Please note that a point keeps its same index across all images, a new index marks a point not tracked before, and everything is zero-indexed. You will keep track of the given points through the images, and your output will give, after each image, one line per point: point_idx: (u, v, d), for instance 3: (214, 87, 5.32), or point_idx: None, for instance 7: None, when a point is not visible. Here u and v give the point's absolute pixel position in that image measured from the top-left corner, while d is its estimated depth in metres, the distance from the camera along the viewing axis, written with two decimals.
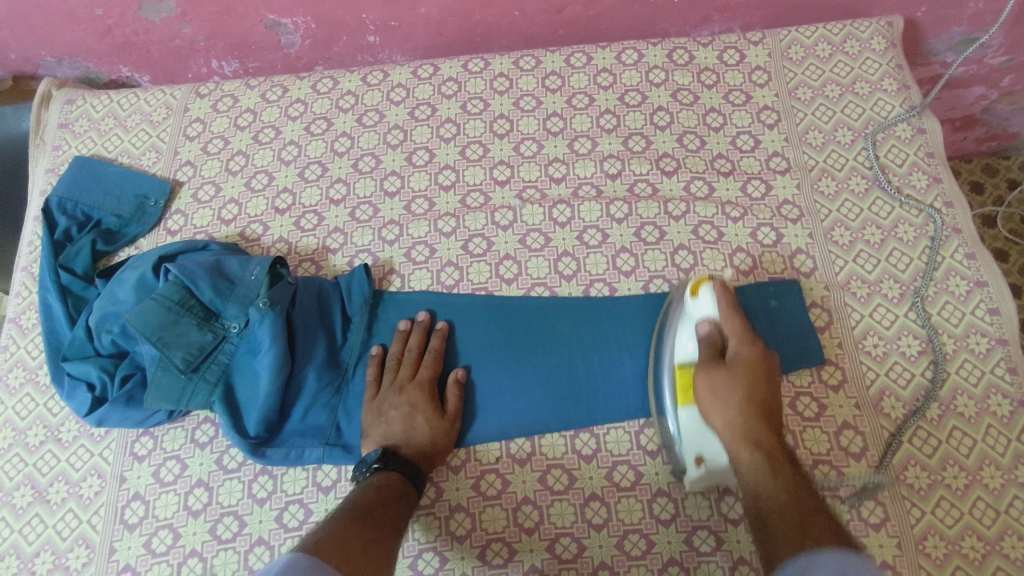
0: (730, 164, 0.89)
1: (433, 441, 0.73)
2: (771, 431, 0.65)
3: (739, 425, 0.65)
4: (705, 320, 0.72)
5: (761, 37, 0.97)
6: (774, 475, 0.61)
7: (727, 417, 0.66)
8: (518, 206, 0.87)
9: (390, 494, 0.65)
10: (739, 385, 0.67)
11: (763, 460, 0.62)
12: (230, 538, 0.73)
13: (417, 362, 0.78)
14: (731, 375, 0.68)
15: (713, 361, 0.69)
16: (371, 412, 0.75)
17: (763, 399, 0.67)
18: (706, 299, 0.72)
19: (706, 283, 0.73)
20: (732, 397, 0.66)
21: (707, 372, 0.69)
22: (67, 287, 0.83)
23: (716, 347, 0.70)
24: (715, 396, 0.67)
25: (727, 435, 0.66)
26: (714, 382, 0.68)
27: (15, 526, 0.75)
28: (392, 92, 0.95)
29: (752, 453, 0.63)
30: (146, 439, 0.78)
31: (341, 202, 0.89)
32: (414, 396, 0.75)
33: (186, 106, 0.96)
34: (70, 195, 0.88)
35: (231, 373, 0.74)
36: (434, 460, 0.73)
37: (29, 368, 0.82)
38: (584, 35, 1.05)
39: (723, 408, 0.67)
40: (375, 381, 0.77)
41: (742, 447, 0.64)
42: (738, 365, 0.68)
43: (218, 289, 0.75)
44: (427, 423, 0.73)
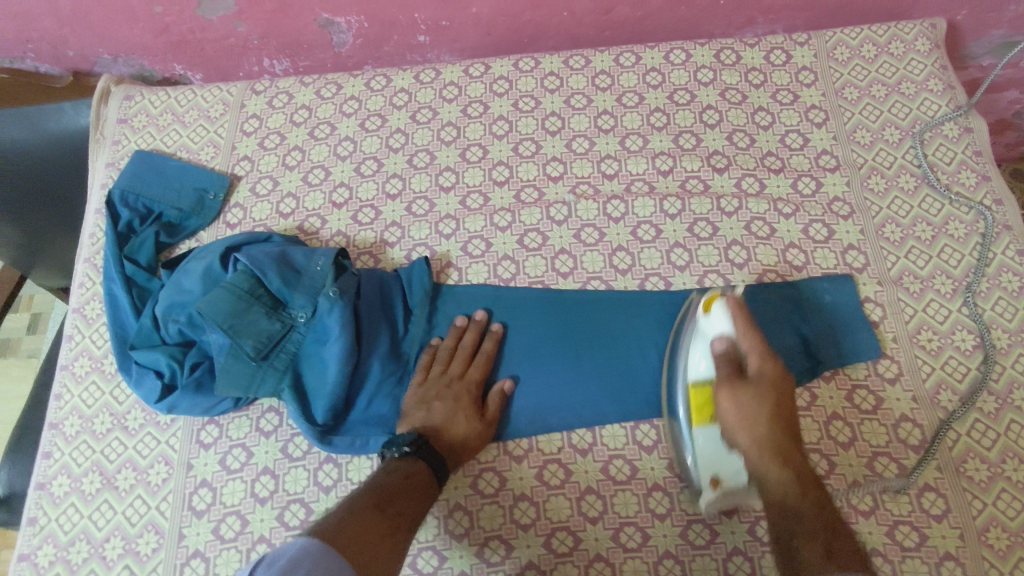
0: (780, 161, 0.90)
1: (468, 439, 0.74)
2: (794, 446, 0.67)
3: (764, 445, 0.66)
4: (720, 336, 0.71)
5: (806, 38, 0.98)
6: (803, 494, 0.63)
7: (750, 437, 0.67)
8: (573, 201, 0.89)
9: (416, 484, 0.66)
10: (762, 405, 0.68)
11: (791, 482, 0.64)
12: (297, 525, 0.74)
13: (468, 358, 0.78)
14: (753, 394, 0.68)
15: (733, 377, 0.70)
16: (414, 399, 0.76)
17: (786, 419, 0.68)
18: (719, 316, 0.72)
19: (718, 299, 0.73)
20: (757, 420, 0.67)
21: (730, 390, 0.69)
22: (132, 278, 0.84)
23: (733, 364, 0.71)
24: (741, 414, 0.68)
25: (749, 449, 0.67)
26: (736, 402, 0.68)
27: (84, 513, 0.76)
28: (444, 90, 0.97)
29: (779, 472, 0.64)
30: (211, 428, 0.79)
31: (397, 197, 0.91)
32: (460, 394, 0.76)
33: (243, 102, 0.98)
34: (132, 188, 0.90)
35: (298, 362, 0.75)
36: (463, 458, 0.74)
37: (94, 357, 0.84)
38: (629, 36, 1.06)
39: (745, 428, 0.68)
40: (425, 370, 0.78)
41: (766, 462, 0.66)
42: (760, 384, 0.69)
43: (285, 279, 0.76)
44: (467, 421, 0.74)
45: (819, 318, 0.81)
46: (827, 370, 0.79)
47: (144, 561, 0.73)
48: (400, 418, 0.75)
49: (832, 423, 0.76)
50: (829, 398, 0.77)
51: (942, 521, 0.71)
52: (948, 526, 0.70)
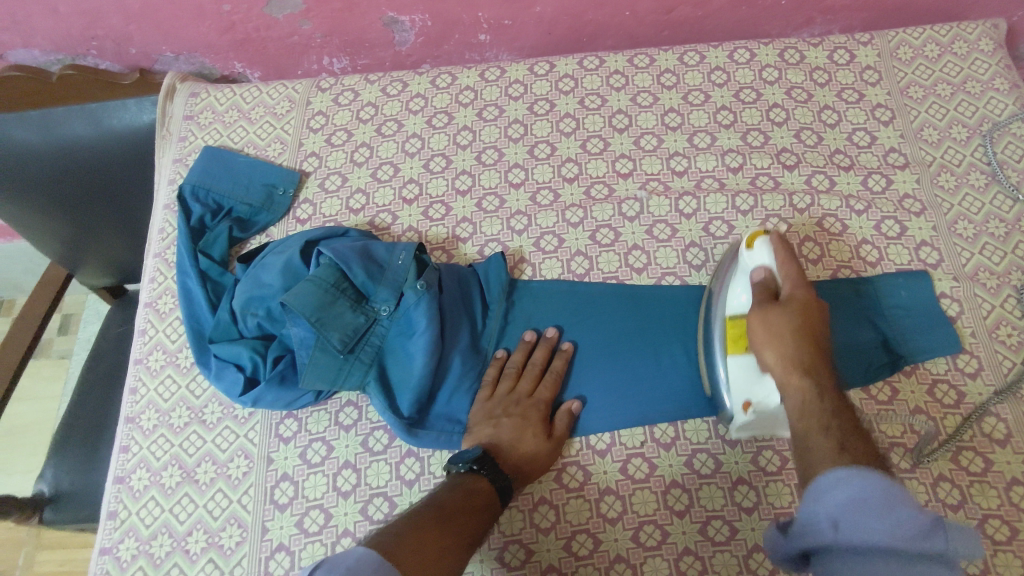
0: (849, 159, 0.91)
1: (535, 459, 0.72)
2: (823, 363, 0.66)
3: (790, 356, 0.65)
4: (761, 266, 0.73)
5: (869, 38, 1.00)
6: (822, 397, 0.62)
7: (776, 353, 0.66)
8: (644, 198, 0.89)
9: (480, 502, 0.64)
10: (792, 322, 0.67)
11: (811, 387, 0.63)
12: (382, 519, 0.73)
13: (536, 377, 0.77)
14: (783, 311, 0.68)
15: (767, 300, 0.70)
16: (481, 415, 0.75)
17: (817, 344, 0.67)
18: (761, 249, 0.73)
19: (761, 236, 0.75)
20: (786, 331, 0.67)
21: (760, 310, 0.69)
22: (206, 272, 0.84)
23: (771, 289, 0.71)
24: (770, 331, 0.67)
25: (773, 363, 0.67)
26: (766, 319, 0.68)
27: (166, 506, 0.76)
28: (510, 88, 0.98)
29: (800, 379, 0.64)
30: (290, 422, 0.78)
31: (467, 193, 0.91)
32: (528, 411, 0.74)
33: (309, 99, 0.99)
34: (203, 184, 0.90)
35: (382, 355, 0.76)
36: (530, 478, 0.72)
37: (168, 351, 0.84)
38: (688, 36, 1.07)
39: (772, 341, 0.67)
40: (493, 385, 0.77)
41: (788, 370, 0.65)
42: (793, 304, 0.68)
43: (369, 272, 0.76)
44: (535, 440, 0.72)
45: (896, 313, 0.81)
46: (908, 364, 0.78)
47: (228, 554, 0.73)
48: (467, 432, 0.74)
49: (915, 417, 0.76)
50: (911, 392, 0.77)
51: None
52: None
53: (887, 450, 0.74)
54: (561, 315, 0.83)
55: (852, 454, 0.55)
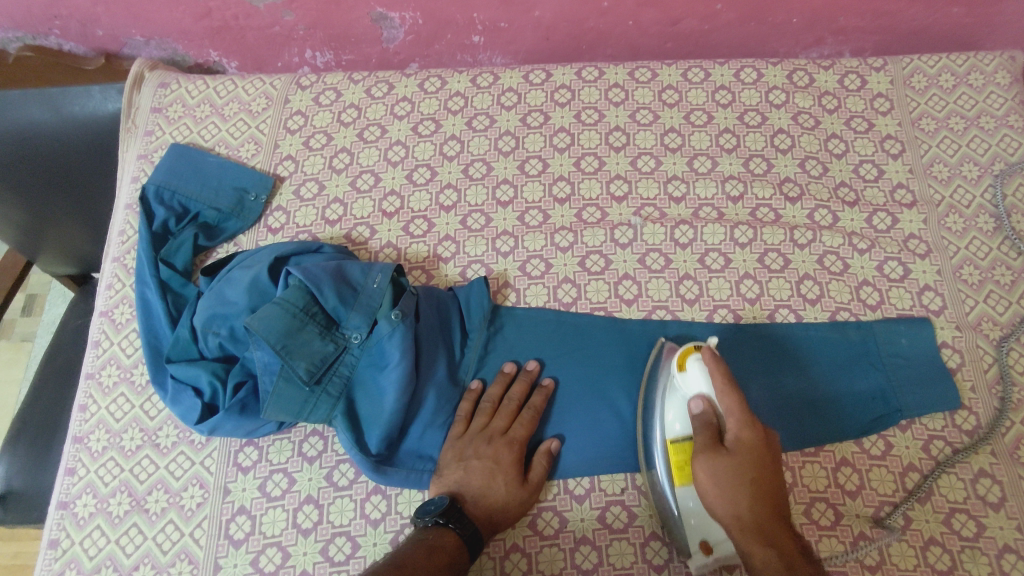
0: (854, 193, 0.87)
1: (505, 507, 0.68)
2: (781, 517, 0.60)
3: (744, 515, 0.60)
4: (698, 396, 0.66)
5: (882, 64, 0.95)
6: (788, 563, 0.57)
7: (728, 509, 0.61)
8: (639, 224, 0.84)
9: (442, 560, 0.61)
10: (744, 473, 0.61)
11: (776, 556, 0.57)
12: (343, 560, 0.68)
13: (513, 414, 0.72)
14: (730, 463, 0.62)
15: (710, 445, 0.63)
16: (452, 455, 0.70)
17: (769, 480, 0.61)
18: (695, 373, 0.66)
19: (694, 353, 0.67)
20: (739, 490, 0.61)
21: (707, 458, 0.63)
22: (166, 283, 0.78)
23: (712, 426, 0.64)
24: (718, 488, 0.61)
25: (727, 518, 0.61)
26: (715, 469, 0.62)
27: (112, 537, 0.71)
28: (503, 97, 0.92)
29: (762, 545, 0.58)
30: (250, 450, 0.74)
31: (451, 208, 0.86)
32: (500, 453, 0.70)
33: (287, 97, 0.93)
34: (168, 184, 0.84)
35: (352, 386, 0.71)
36: (501, 526, 0.68)
37: (123, 366, 0.79)
38: (692, 49, 1.02)
39: (726, 501, 0.61)
40: (466, 421, 0.73)
41: (748, 534, 0.59)
42: (741, 450, 0.62)
43: (342, 296, 0.71)
44: (506, 487, 0.68)
45: (894, 361, 0.77)
46: (905, 418, 0.74)
47: None
48: (436, 473, 0.70)
49: (908, 475, 0.72)
50: (905, 447, 0.73)
51: None
52: None
53: (877, 509, 0.71)
54: (545, 345, 0.78)
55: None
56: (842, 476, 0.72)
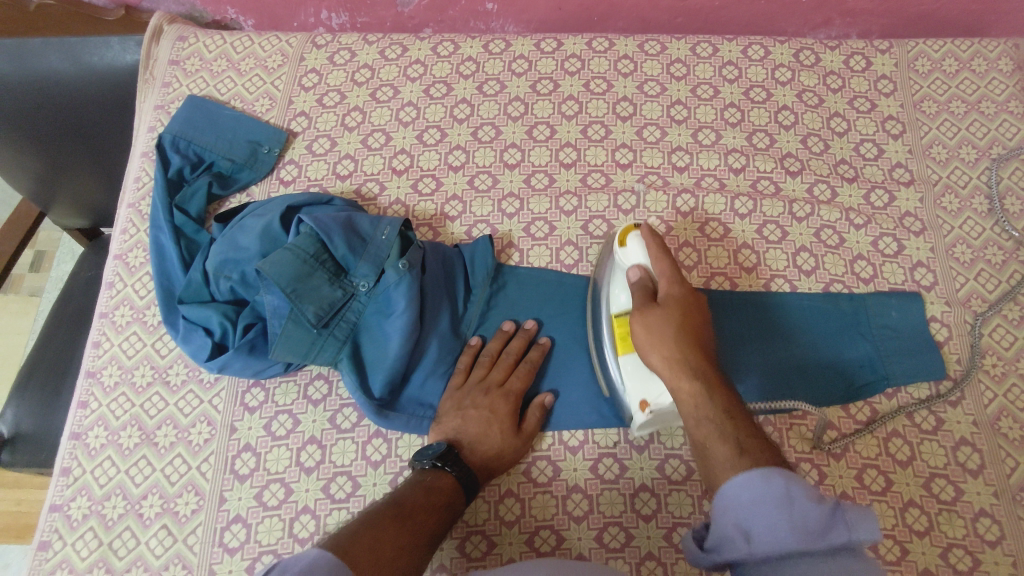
0: (854, 170, 0.89)
1: (500, 455, 0.70)
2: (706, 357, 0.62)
3: (671, 351, 0.62)
4: (635, 265, 0.70)
5: (888, 46, 0.96)
6: (711, 397, 0.59)
7: (655, 350, 0.63)
8: (642, 191, 0.86)
9: (440, 500, 0.63)
10: (671, 319, 0.64)
11: (700, 387, 0.59)
12: (343, 498, 0.71)
13: (510, 368, 0.75)
14: (660, 311, 0.65)
15: (643, 299, 0.67)
16: (451, 405, 0.73)
17: (696, 334, 0.64)
18: (634, 247, 0.71)
19: (634, 232, 0.72)
20: (666, 330, 0.63)
21: (640, 312, 0.66)
22: (180, 229, 0.81)
23: (648, 287, 0.68)
24: (648, 332, 0.64)
25: (657, 360, 0.63)
26: (645, 317, 0.65)
27: (122, 467, 0.74)
28: (514, 63, 0.94)
29: (688, 379, 0.60)
30: (257, 391, 0.76)
31: (460, 168, 0.88)
32: (497, 403, 0.72)
33: (303, 55, 0.95)
34: (184, 134, 0.86)
35: (358, 332, 0.74)
36: (495, 473, 0.71)
37: (136, 307, 0.81)
38: (702, 25, 1.04)
39: (653, 341, 0.64)
40: (465, 373, 0.75)
41: (675, 365, 0.62)
42: (668, 303, 0.66)
43: (351, 246, 0.73)
44: (501, 435, 0.71)
45: (884, 332, 0.79)
46: (891, 387, 0.77)
47: (182, 522, 0.71)
48: (435, 420, 0.73)
49: (892, 440, 0.74)
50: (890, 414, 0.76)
51: (997, 547, 0.69)
52: (1002, 552, 0.69)
53: (860, 471, 0.73)
54: (545, 304, 0.80)
55: (748, 458, 0.53)
56: (828, 439, 0.75)
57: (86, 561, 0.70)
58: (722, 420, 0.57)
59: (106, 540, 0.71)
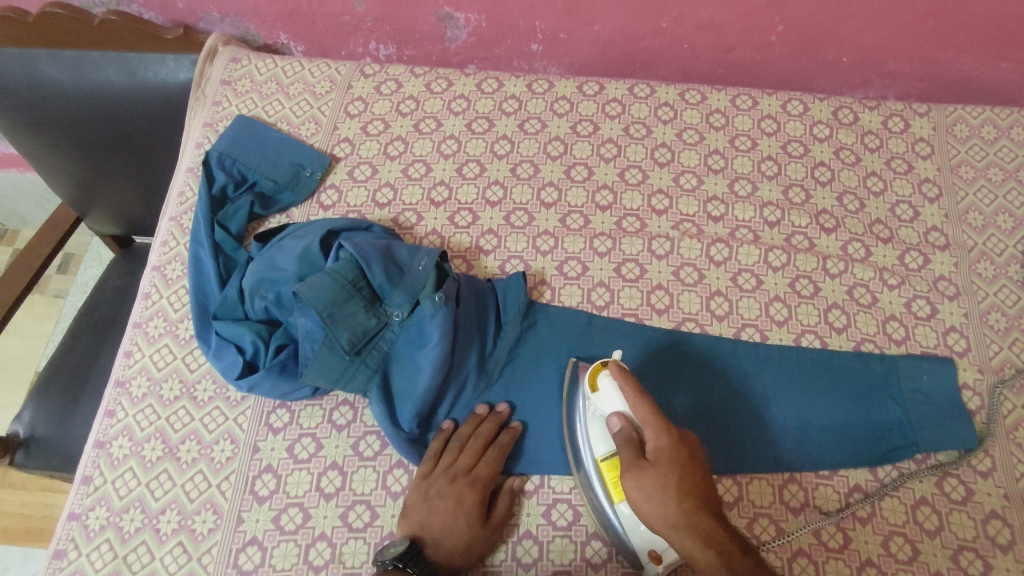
0: (889, 231, 0.89)
1: (467, 549, 0.67)
2: (713, 514, 0.60)
3: (678, 520, 0.59)
4: (615, 413, 0.67)
5: (927, 110, 0.97)
6: (733, 569, 0.57)
7: (660, 517, 0.60)
8: (677, 238, 0.87)
9: None
10: (668, 483, 0.60)
11: (717, 557, 0.57)
12: (361, 528, 0.70)
13: (479, 453, 0.73)
14: (652, 474, 0.60)
15: (633, 458, 0.63)
16: (418, 494, 0.70)
17: (698, 484, 0.61)
18: (608, 393, 0.67)
19: (604, 373, 0.69)
20: (666, 495, 0.60)
21: (631, 472, 0.62)
22: (220, 245, 0.82)
23: (633, 440, 0.64)
24: (646, 499, 0.60)
25: (663, 526, 0.60)
26: (642, 484, 0.60)
27: (143, 480, 0.74)
28: (556, 104, 0.96)
29: (705, 551, 0.58)
30: (282, 412, 0.76)
31: (497, 204, 0.89)
32: (463, 492, 0.70)
33: (350, 83, 0.97)
34: (230, 152, 0.88)
35: (389, 361, 0.74)
36: (462, 569, 0.67)
37: (169, 319, 0.82)
38: (741, 78, 1.05)
39: (657, 512, 0.60)
40: (434, 459, 0.73)
41: (688, 537, 0.58)
42: (660, 459, 0.61)
43: (388, 275, 0.74)
44: (467, 527, 0.68)
45: (915, 397, 0.78)
46: (920, 452, 0.75)
47: (199, 540, 0.70)
48: (402, 513, 0.70)
49: (919, 508, 0.73)
50: (918, 481, 0.74)
51: None
52: None
53: (886, 538, 0.71)
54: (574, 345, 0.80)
55: None
56: (854, 501, 0.73)
57: (100, 573, 0.69)
58: None
59: (122, 553, 0.70)
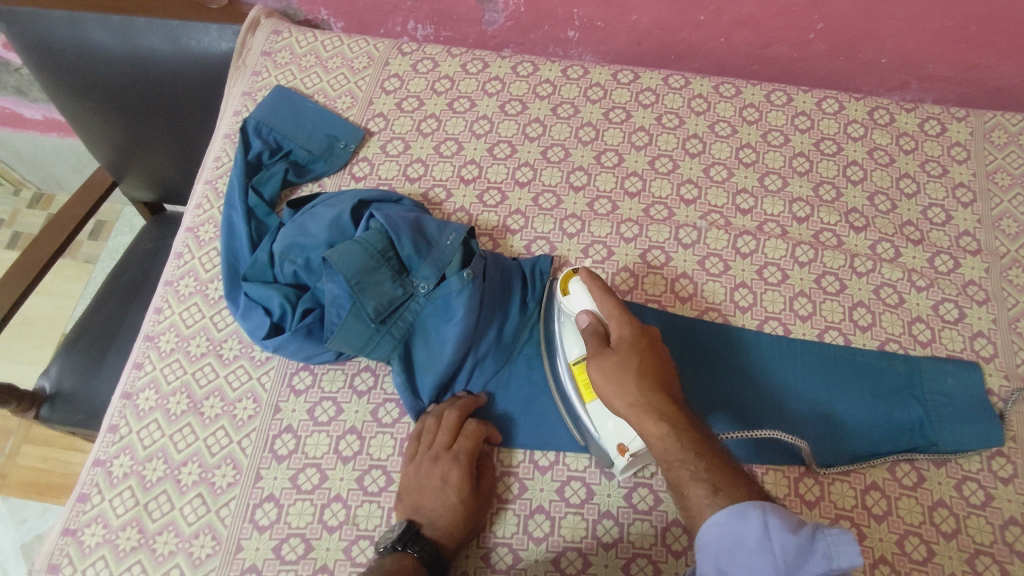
0: (920, 233, 0.88)
1: (464, 522, 0.67)
2: (671, 399, 0.62)
3: (633, 399, 0.61)
4: (584, 312, 0.69)
5: (965, 115, 0.96)
6: (681, 441, 0.58)
7: (621, 397, 0.61)
8: (704, 227, 0.87)
9: None
10: (629, 363, 0.62)
11: (668, 432, 0.59)
12: (376, 492, 0.71)
13: (457, 427, 0.72)
14: (616, 356, 0.63)
15: (597, 347, 0.65)
16: (408, 476, 0.70)
17: (658, 372, 0.63)
18: (578, 294, 0.71)
19: (575, 278, 0.71)
20: (626, 375, 0.62)
21: (593, 360, 0.64)
22: (253, 210, 0.83)
23: (599, 333, 0.67)
24: (606, 382, 0.62)
25: (622, 406, 0.62)
26: (603, 365, 0.63)
27: (166, 432, 0.75)
28: (590, 90, 0.97)
29: (657, 424, 0.59)
30: (304, 375, 0.78)
31: (526, 185, 0.90)
32: (448, 470, 0.69)
33: (388, 60, 0.99)
34: (268, 121, 0.90)
35: (412, 332, 0.75)
36: (465, 541, 0.68)
37: (200, 279, 0.84)
38: (777, 75, 1.05)
39: (614, 391, 0.62)
40: (418, 437, 0.72)
41: (642, 413, 0.60)
42: (622, 344, 0.64)
43: (417, 247, 0.75)
44: (460, 501, 0.67)
45: (938, 399, 0.77)
46: (939, 453, 0.74)
47: (218, 493, 0.71)
48: (398, 494, 0.70)
49: (937, 510, 0.71)
50: (937, 483, 0.73)
51: None
52: None
53: (901, 537, 0.70)
54: None
55: (724, 499, 0.55)
56: (870, 499, 0.72)
57: (121, 518, 0.71)
58: (703, 467, 0.57)
59: (143, 501, 0.72)
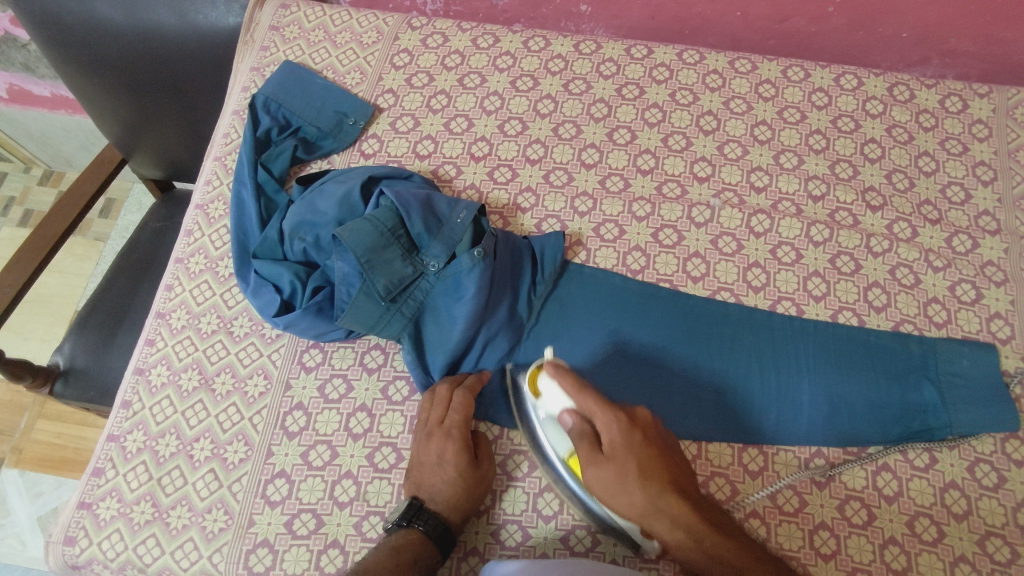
0: (938, 212, 0.86)
1: (465, 493, 0.68)
2: (679, 490, 0.59)
3: (642, 508, 0.59)
4: (563, 410, 0.64)
5: (987, 91, 0.94)
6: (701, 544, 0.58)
7: (629, 506, 0.59)
8: (717, 206, 0.86)
9: (407, 558, 0.62)
10: (627, 470, 0.59)
11: (685, 534, 0.58)
12: (386, 469, 0.72)
13: (448, 401, 0.71)
14: (612, 465, 0.59)
15: (589, 453, 0.60)
16: (409, 454, 0.71)
17: (658, 465, 0.60)
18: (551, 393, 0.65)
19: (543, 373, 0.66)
20: (629, 485, 0.59)
21: (589, 468, 0.60)
22: (262, 187, 0.83)
23: (587, 435, 0.61)
24: (612, 494, 0.59)
25: (634, 513, 0.59)
26: (603, 477, 0.59)
27: (178, 408, 0.76)
28: (602, 66, 0.95)
29: (673, 530, 0.58)
30: (315, 352, 0.78)
31: (537, 162, 0.88)
32: (442, 445, 0.69)
33: (397, 35, 0.98)
34: (276, 97, 0.89)
35: (423, 311, 0.75)
36: (470, 510, 0.68)
37: (210, 256, 0.84)
38: (794, 50, 1.03)
39: (622, 501, 0.59)
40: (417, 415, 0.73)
41: (653, 519, 0.59)
42: (616, 449, 0.60)
43: (427, 225, 0.75)
44: (458, 474, 0.68)
45: (952, 380, 0.76)
46: (953, 436, 0.73)
47: (230, 469, 0.72)
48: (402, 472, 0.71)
49: (948, 492, 0.71)
50: (950, 465, 0.72)
51: None
52: None
53: (912, 518, 0.70)
54: (605, 306, 0.80)
55: None
56: (881, 480, 0.72)
57: (135, 492, 0.72)
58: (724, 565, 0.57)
59: (156, 475, 0.72)
